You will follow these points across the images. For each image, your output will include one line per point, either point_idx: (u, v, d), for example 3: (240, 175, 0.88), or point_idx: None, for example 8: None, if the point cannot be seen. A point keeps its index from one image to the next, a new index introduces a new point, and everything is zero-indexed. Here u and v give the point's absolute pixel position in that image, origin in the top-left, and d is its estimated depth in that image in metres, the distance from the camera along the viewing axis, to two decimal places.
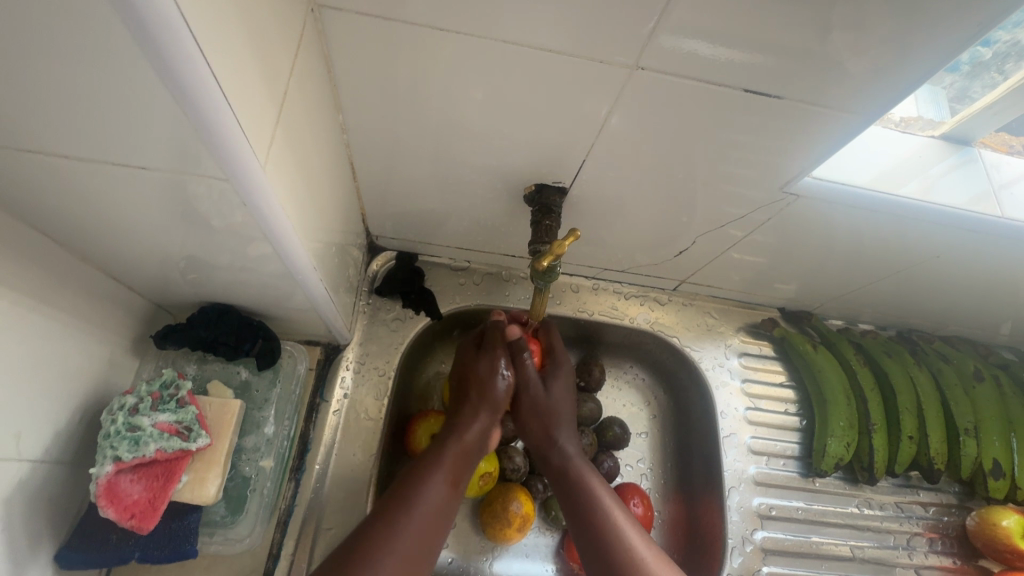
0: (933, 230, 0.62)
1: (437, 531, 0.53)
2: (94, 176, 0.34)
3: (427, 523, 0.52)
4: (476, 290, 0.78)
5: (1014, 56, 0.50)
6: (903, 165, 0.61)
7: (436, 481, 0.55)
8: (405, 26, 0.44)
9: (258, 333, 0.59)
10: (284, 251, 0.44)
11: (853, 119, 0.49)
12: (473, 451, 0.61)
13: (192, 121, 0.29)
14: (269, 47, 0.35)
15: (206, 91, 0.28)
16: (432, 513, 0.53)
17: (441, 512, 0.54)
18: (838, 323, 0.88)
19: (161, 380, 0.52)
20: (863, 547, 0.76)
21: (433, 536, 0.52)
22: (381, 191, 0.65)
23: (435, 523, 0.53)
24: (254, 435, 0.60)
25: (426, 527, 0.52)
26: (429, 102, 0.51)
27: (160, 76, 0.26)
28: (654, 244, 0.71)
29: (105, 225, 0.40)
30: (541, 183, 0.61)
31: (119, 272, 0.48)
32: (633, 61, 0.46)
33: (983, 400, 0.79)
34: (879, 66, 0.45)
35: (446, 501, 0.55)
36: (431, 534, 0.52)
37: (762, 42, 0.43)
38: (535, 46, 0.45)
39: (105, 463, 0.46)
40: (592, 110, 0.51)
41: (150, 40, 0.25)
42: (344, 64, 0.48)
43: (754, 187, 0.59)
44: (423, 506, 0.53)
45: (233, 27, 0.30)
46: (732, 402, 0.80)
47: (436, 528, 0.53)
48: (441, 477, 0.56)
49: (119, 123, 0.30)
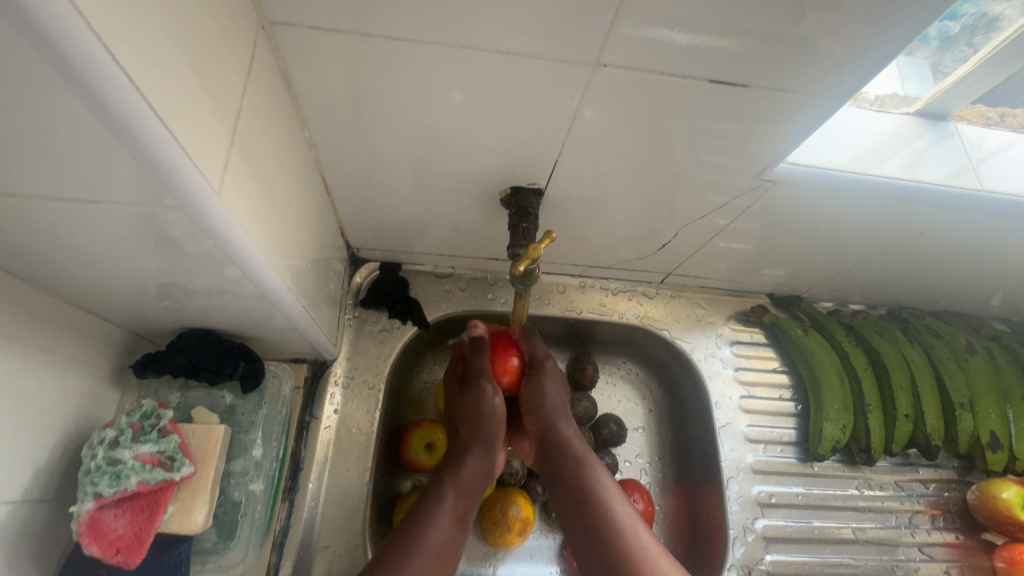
0: (915, 207, 0.62)
1: (449, 566, 0.54)
2: (49, 213, 0.33)
3: (435, 565, 0.52)
4: (462, 296, 0.77)
5: (983, 27, 0.50)
6: (882, 144, 0.60)
7: (441, 514, 0.56)
8: (362, 38, 0.43)
9: (239, 355, 0.59)
10: (252, 271, 0.43)
11: (823, 102, 0.49)
12: (473, 484, 0.60)
13: (130, 150, 0.28)
14: (218, 72, 0.34)
15: (138, 115, 0.27)
16: (441, 547, 0.54)
17: (450, 545, 0.55)
18: (828, 305, 0.88)
19: (141, 411, 0.51)
20: (865, 529, 0.76)
21: (443, 574, 0.53)
22: (357, 204, 0.64)
23: (448, 556, 0.54)
24: (242, 459, 0.59)
25: (433, 566, 0.52)
26: (397, 111, 0.51)
27: (84, 103, 0.25)
28: (638, 238, 0.71)
29: (66, 256, 0.39)
30: (516, 185, 0.60)
31: (91, 304, 0.48)
32: (595, 59, 0.45)
33: (976, 373, 0.79)
34: (847, 46, 0.44)
35: (452, 537, 0.55)
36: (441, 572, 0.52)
37: (724, 30, 0.43)
38: (496, 49, 0.44)
39: (85, 499, 0.45)
40: (562, 110, 0.50)
41: (70, 72, 0.24)
42: (304, 79, 0.47)
43: (732, 175, 0.59)
44: (427, 545, 0.53)
45: (167, 52, 0.29)
46: (726, 392, 0.80)
47: (445, 568, 0.53)
48: (445, 515, 0.56)
49: (63, 161, 0.29)
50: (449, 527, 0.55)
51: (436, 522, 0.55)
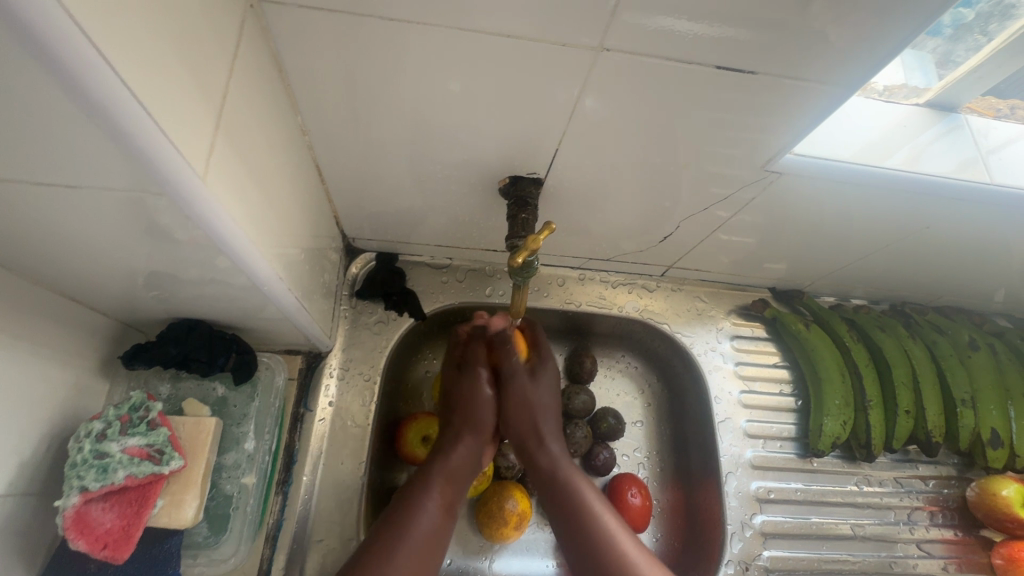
0: (922, 201, 0.61)
1: (435, 555, 0.53)
2: (28, 200, 0.32)
3: (420, 555, 0.51)
4: (459, 288, 0.76)
5: (998, 15, 0.49)
6: (890, 135, 0.59)
7: (430, 503, 0.55)
8: (356, 19, 0.42)
9: (231, 347, 0.58)
10: (242, 261, 0.41)
11: (832, 92, 0.48)
12: (462, 472, 0.60)
13: (107, 134, 0.27)
14: (203, 49, 0.33)
15: (115, 96, 0.25)
16: (428, 536, 0.53)
17: (437, 534, 0.54)
18: (830, 300, 0.87)
19: (130, 403, 0.51)
20: (864, 525, 0.76)
21: (428, 563, 0.52)
22: (353, 192, 0.63)
23: (434, 547, 0.53)
24: (234, 452, 0.59)
25: (419, 556, 0.51)
26: (393, 97, 0.49)
27: (58, 83, 0.24)
28: (639, 230, 0.69)
29: (49, 245, 0.38)
30: (515, 174, 0.59)
31: (78, 294, 0.46)
32: (598, 43, 0.44)
33: (978, 370, 0.78)
34: (860, 32, 0.43)
35: (441, 527, 0.55)
36: (427, 560, 0.52)
37: (731, 16, 0.41)
38: (494, 32, 0.43)
39: (72, 493, 0.44)
40: (563, 97, 0.49)
41: (38, 48, 0.22)
42: (296, 62, 0.45)
43: (738, 167, 0.57)
44: (416, 534, 0.52)
45: (145, 28, 0.27)
46: (726, 386, 0.79)
47: (429, 558, 0.52)
48: (434, 503, 0.55)
49: (36, 144, 0.27)
50: (437, 516, 0.55)
51: (425, 509, 0.55)
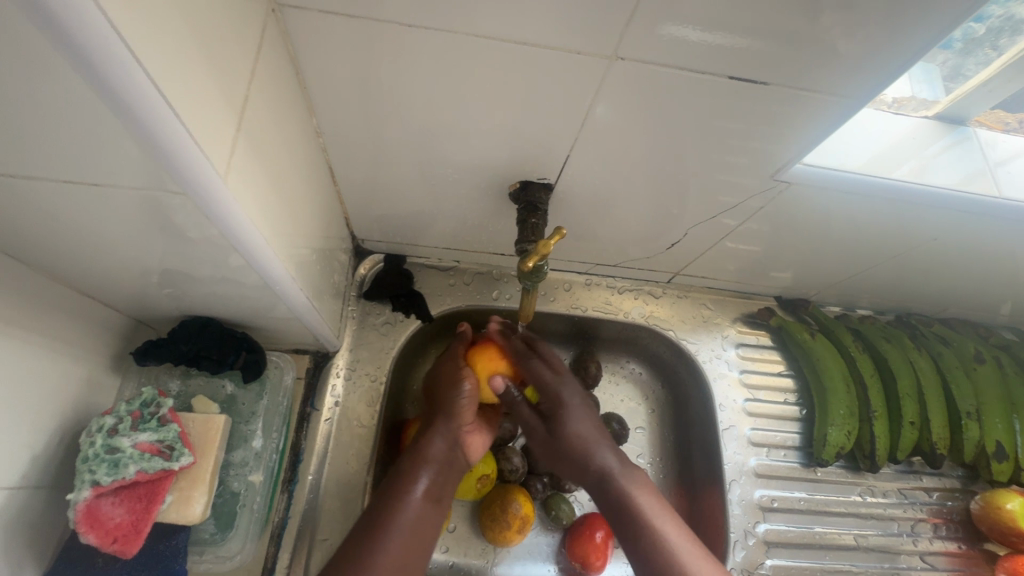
0: (930, 213, 0.61)
1: (421, 543, 0.53)
2: (51, 197, 0.33)
3: (404, 544, 0.52)
4: (466, 291, 0.76)
5: (1008, 31, 0.48)
6: (899, 146, 0.59)
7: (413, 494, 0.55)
8: (373, 25, 0.42)
9: (241, 345, 0.58)
10: (256, 261, 0.42)
11: (843, 103, 0.48)
12: (443, 462, 0.59)
13: (134, 132, 0.27)
14: (225, 52, 0.33)
15: (144, 96, 0.26)
16: (412, 526, 0.53)
17: (422, 523, 0.54)
18: (836, 310, 0.87)
19: (141, 399, 0.51)
20: (867, 536, 0.76)
21: (414, 551, 0.52)
22: (363, 194, 0.63)
23: (419, 536, 0.53)
24: (242, 450, 0.59)
25: (404, 545, 0.52)
26: (407, 100, 0.50)
27: (89, 83, 0.24)
28: (647, 236, 0.70)
29: (68, 242, 0.39)
30: (526, 179, 0.59)
31: (93, 290, 0.47)
32: (612, 52, 0.44)
33: (984, 383, 0.78)
34: (871, 45, 0.43)
35: (425, 515, 0.55)
36: (412, 549, 0.52)
37: (744, 27, 0.42)
38: (508, 39, 0.43)
39: (83, 488, 0.45)
40: (575, 104, 0.49)
41: (73, 48, 0.23)
42: (312, 65, 0.46)
43: (747, 175, 0.57)
44: (400, 524, 0.52)
45: (173, 31, 0.28)
46: (730, 394, 0.79)
47: (416, 547, 0.53)
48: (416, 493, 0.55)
49: (64, 142, 0.28)
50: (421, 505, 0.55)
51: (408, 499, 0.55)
